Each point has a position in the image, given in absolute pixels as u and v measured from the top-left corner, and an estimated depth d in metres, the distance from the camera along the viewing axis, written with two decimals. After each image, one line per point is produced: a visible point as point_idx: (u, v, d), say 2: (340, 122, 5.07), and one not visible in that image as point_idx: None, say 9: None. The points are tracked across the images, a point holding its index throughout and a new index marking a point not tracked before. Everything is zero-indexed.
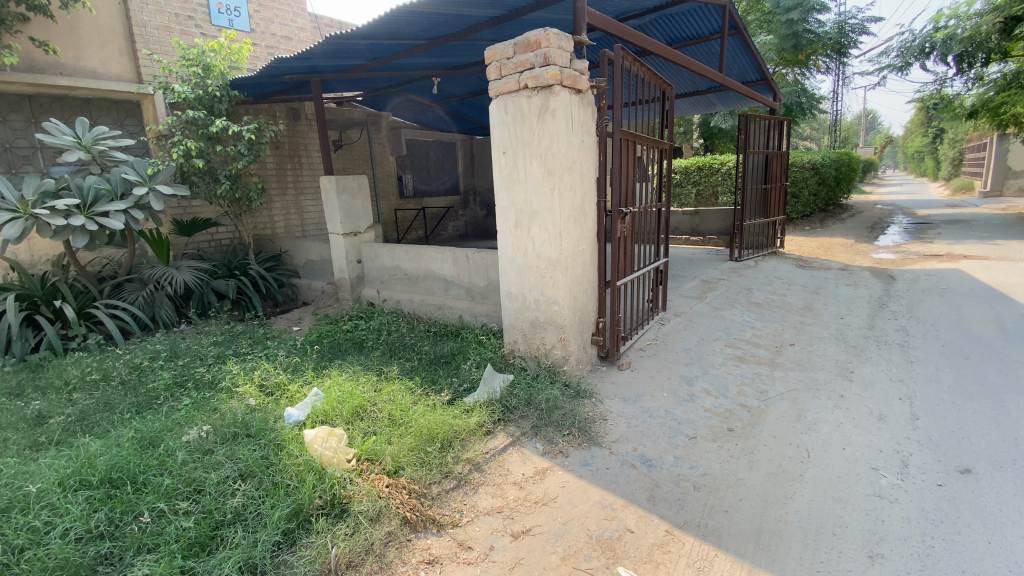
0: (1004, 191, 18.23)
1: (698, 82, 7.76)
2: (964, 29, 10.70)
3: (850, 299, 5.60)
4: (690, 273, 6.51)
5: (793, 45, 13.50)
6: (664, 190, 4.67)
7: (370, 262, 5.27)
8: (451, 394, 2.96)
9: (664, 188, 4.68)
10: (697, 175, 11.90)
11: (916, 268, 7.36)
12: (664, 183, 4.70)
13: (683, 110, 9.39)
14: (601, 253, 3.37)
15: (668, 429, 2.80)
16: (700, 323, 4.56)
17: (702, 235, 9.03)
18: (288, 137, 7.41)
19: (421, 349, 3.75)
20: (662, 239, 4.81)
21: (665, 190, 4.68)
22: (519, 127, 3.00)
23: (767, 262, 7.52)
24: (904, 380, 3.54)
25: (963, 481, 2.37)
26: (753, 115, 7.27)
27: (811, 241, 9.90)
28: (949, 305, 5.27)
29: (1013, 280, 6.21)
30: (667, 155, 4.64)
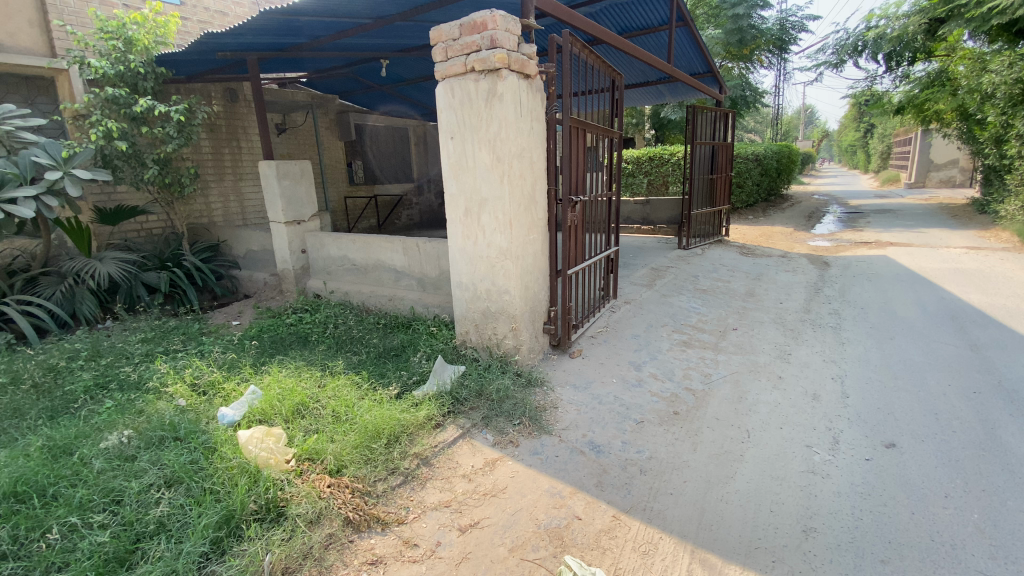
0: (926, 183, 19.69)
1: (648, 73, 7.86)
2: (893, 29, 11.37)
3: (789, 285, 5.87)
4: (640, 261, 6.64)
5: (738, 39, 13.94)
6: (615, 179, 4.70)
7: (316, 252, 5.05)
8: (398, 387, 2.86)
9: (615, 177, 4.71)
10: (648, 165, 12.14)
11: (848, 255, 7.81)
12: (614, 172, 4.72)
13: (634, 100, 9.50)
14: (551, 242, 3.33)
15: (616, 415, 2.82)
16: (649, 310, 4.65)
17: (653, 224, 9.23)
18: (225, 120, 6.97)
19: (369, 342, 3.62)
20: (613, 227, 4.85)
21: (616, 180, 4.71)
22: (466, 112, 2.91)
23: (714, 250, 7.78)
24: (835, 360, 3.74)
25: (888, 455, 2.52)
26: (700, 107, 7.43)
27: (754, 230, 10.33)
28: (877, 289, 5.62)
29: (932, 266, 6.70)
30: (617, 144, 4.67)
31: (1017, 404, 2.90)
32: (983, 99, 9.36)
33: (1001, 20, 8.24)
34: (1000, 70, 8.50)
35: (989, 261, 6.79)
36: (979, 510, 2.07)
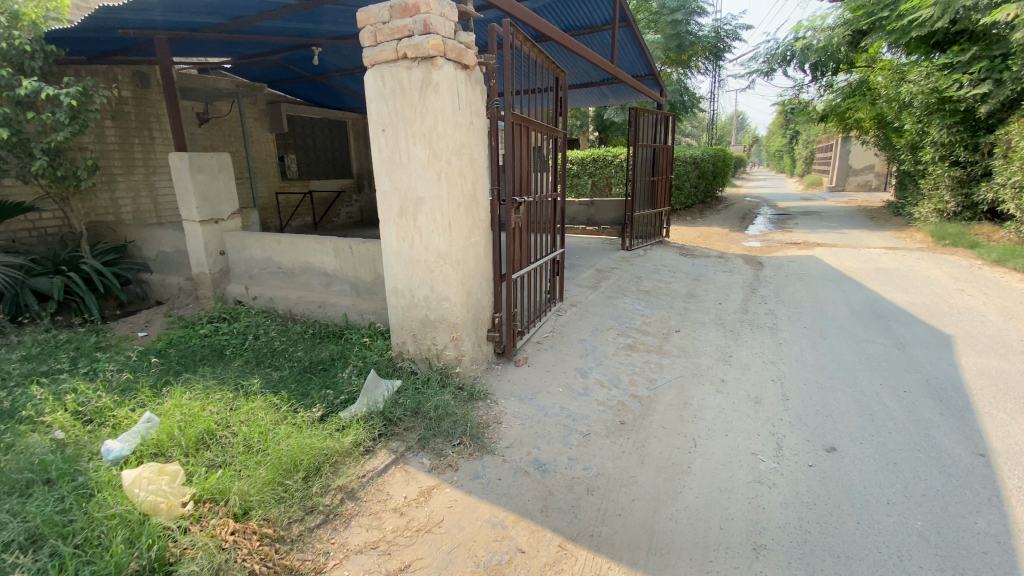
0: (845, 187, 21.19)
1: (591, 74, 7.84)
2: (819, 41, 12.05)
3: (727, 285, 5.99)
4: (585, 263, 6.58)
5: (677, 45, 14.34)
6: (560, 180, 4.56)
7: (237, 254, 4.60)
8: (322, 408, 2.55)
9: (560, 178, 4.57)
10: (592, 166, 12.23)
11: (780, 255, 8.15)
12: (559, 173, 4.57)
13: (578, 101, 9.49)
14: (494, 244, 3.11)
15: (562, 428, 2.65)
16: (594, 313, 4.54)
17: (597, 225, 9.26)
18: (134, 106, 6.28)
19: (293, 356, 3.27)
20: (557, 229, 4.70)
21: (560, 181, 4.58)
22: (399, 102, 2.64)
23: (656, 251, 7.88)
24: (774, 361, 3.76)
25: (830, 460, 2.51)
26: (642, 109, 7.50)
27: (693, 231, 10.62)
28: (808, 289, 5.84)
29: (855, 266, 7.08)
30: (561, 144, 4.53)
31: (942, 403, 3.02)
32: (901, 109, 10.29)
33: (919, 33, 9.02)
34: (918, 80, 9.35)
35: (905, 261, 7.25)
36: (922, 517, 2.08)
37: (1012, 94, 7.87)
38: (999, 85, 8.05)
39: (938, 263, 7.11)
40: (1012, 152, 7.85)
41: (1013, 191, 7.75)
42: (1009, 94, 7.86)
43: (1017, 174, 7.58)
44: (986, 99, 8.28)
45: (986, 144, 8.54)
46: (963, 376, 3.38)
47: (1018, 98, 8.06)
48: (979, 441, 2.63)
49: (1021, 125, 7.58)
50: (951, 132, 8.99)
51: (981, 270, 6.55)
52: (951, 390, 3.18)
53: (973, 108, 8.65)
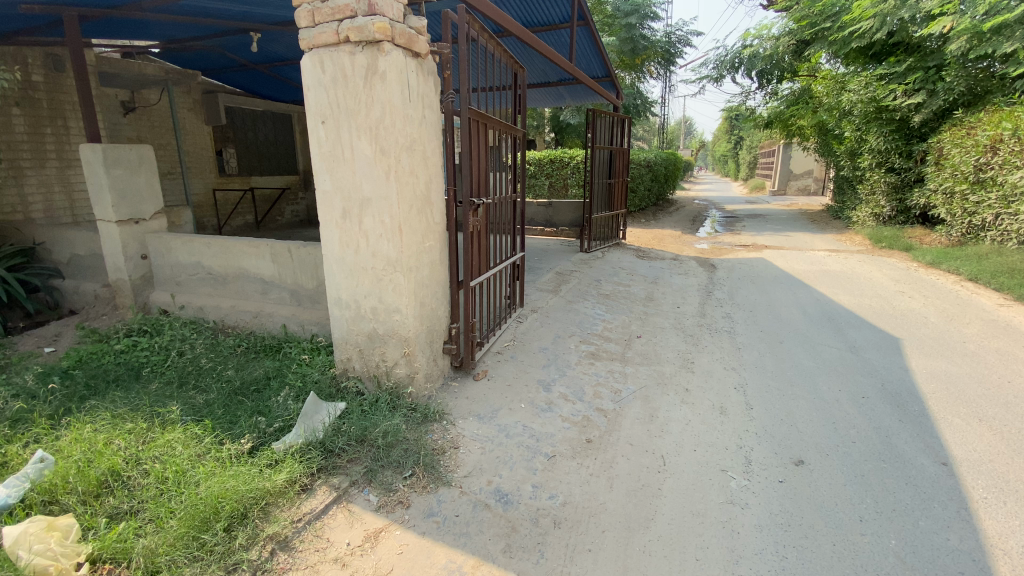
0: (786, 191, 22.21)
1: (549, 73, 7.70)
2: (765, 49, 12.45)
3: (684, 288, 5.99)
4: (544, 266, 6.42)
5: (631, 48, 14.49)
6: (519, 181, 4.35)
7: (161, 258, 4.13)
8: (252, 440, 2.23)
9: (518, 178, 4.36)
10: (550, 168, 12.14)
11: (732, 257, 8.30)
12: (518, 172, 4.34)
13: (534, 101, 9.34)
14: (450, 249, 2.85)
15: (525, 450, 2.43)
16: (555, 319, 4.36)
17: (555, 227, 9.14)
18: (44, 91, 5.60)
19: (223, 376, 2.90)
20: (517, 233, 4.48)
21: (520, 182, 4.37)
22: (341, 92, 2.36)
23: (613, 253, 7.83)
24: (735, 367, 3.70)
25: (800, 474, 2.43)
26: (599, 111, 7.43)
27: (647, 233, 10.71)
28: (761, 291, 5.91)
29: (803, 268, 7.28)
30: (519, 143, 4.33)
31: (901, 410, 3.04)
32: (840, 117, 10.84)
33: (859, 44, 9.63)
34: (857, 90, 9.95)
35: (848, 264, 7.53)
36: (896, 535, 2.03)
37: (943, 104, 8.52)
38: (932, 95, 8.71)
39: (879, 265, 7.42)
40: (943, 159, 8.38)
41: (943, 196, 8.25)
42: (941, 103, 8.51)
43: (947, 180, 8.09)
44: (920, 109, 8.89)
45: (919, 151, 9.08)
46: (916, 380, 3.44)
47: (947, 109, 8.72)
48: (940, 450, 2.64)
49: (951, 134, 8.15)
50: (888, 140, 9.54)
51: (917, 272, 6.88)
52: (906, 396, 3.22)
53: (907, 117, 9.24)
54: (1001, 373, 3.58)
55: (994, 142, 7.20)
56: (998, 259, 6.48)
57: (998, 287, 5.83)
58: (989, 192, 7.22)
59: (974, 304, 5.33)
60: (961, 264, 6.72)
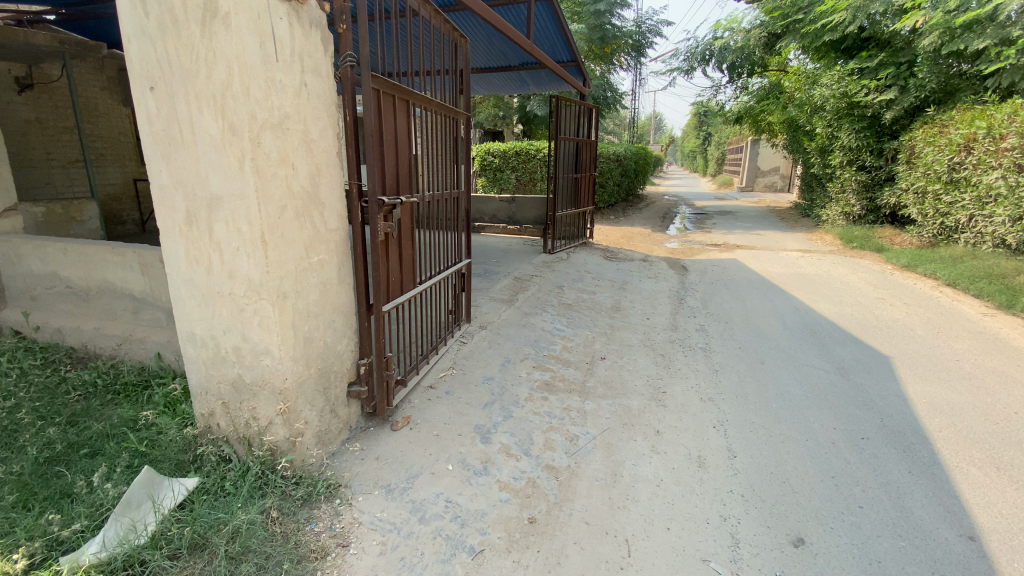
0: (753, 187, 22.14)
1: (510, 56, 7.03)
2: (736, 41, 12.04)
3: (653, 295, 5.44)
4: (501, 269, 5.78)
5: (600, 37, 13.93)
6: (465, 174, 3.67)
7: (13, 267, 3.31)
8: (28, 555, 1.55)
9: (463, 170, 3.68)
10: (515, 161, 11.47)
11: (703, 258, 7.83)
12: (462, 162, 3.66)
13: (496, 89, 8.65)
14: (352, 263, 2.16)
15: (442, 545, 1.78)
16: (507, 338, 3.69)
17: (519, 225, 8.49)
18: None
19: (42, 439, 2.18)
20: (465, 235, 3.79)
21: (466, 175, 3.69)
22: (173, 44, 1.68)
23: (579, 254, 7.26)
24: (713, 398, 3.12)
25: (798, 561, 1.88)
26: (564, 99, 6.78)
27: (616, 231, 10.18)
28: (736, 298, 5.41)
29: (777, 271, 6.85)
30: (462, 128, 3.65)
31: (907, 457, 2.54)
32: (811, 112, 10.41)
33: (832, 36, 9.25)
34: (830, 84, 9.50)
35: (823, 266, 7.15)
36: None
37: (915, 101, 8.25)
38: (904, 92, 8.43)
39: (853, 267, 7.05)
40: (914, 158, 8.10)
41: (915, 196, 7.99)
42: (913, 100, 8.23)
43: (920, 180, 7.82)
44: (891, 106, 8.59)
45: (891, 149, 8.79)
46: (916, 414, 2.95)
47: (918, 107, 8.45)
48: (962, 515, 2.14)
49: (924, 132, 7.87)
50: (859, 137, 9.22)
51: (893, 275, 6.52)
52: (910, 437, 2.72)
53: (879, 113, 8.92)
54: (1006, 401, 3.14)
55: (967, 141, 6.84)
56: (974, 263, 6.17)
57: (978, 293, 5.49)
58: (963, 192, 6.87)
59: (959, 313, 4.93)
60: (937, 267, 6.40)
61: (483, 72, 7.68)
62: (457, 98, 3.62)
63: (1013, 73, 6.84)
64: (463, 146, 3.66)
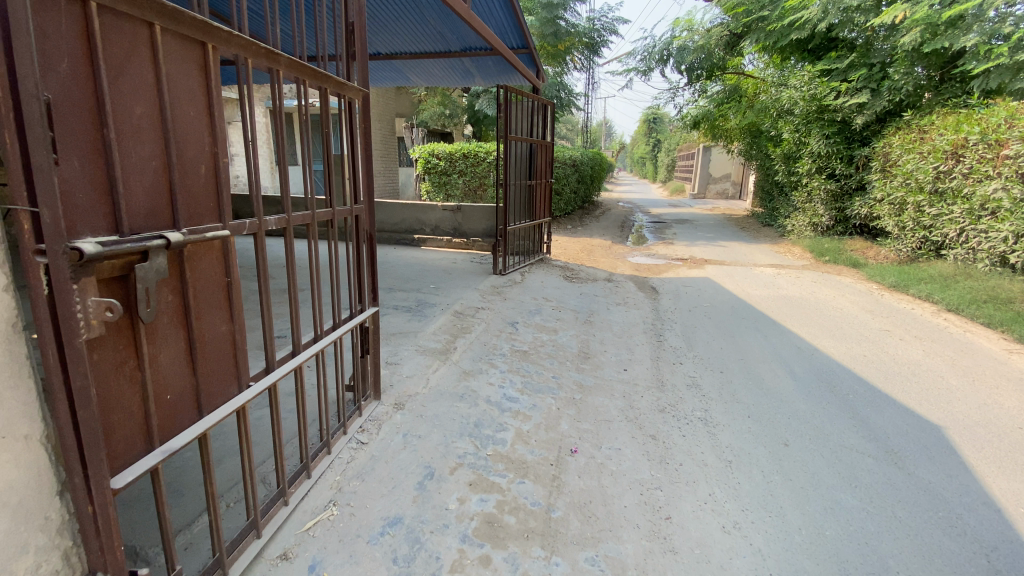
0: (705, 194, 21.93)
1: (449, 38, 5.85)
2: (695, 41, 11.42)
3: (627, 330, 4.40)
4: (438, 299, 4.58)
5: (553, 32, 12.88)
6: (364, 178, 2.37)
7: None
8: None
9: (364, 175, 2.40)
10: (462, 164, 10.30)
11: (672, 276, 6.93)
12: (362, 162, 2.37)
13: (436, 81, 7.43)
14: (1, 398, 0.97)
15: None
16: (434, 423, 2.50)
17: (465, 238, 7.33)
18: None
19: None
20: (371, 270, 2.52)
21: (365, 182, 2.41)
22: None
23: (534, 274, 6.16)
24: (742, 524, 2.07)
25: None
26: (515, 92, 5.69)
27: (575, 243, 9.19)
28: (723, 332, 4.48)
29: (757, 292, 5.99)
30: (360, 110, 2.35)
31: None
32: (777, 117, 9.67)
33: (800, 35, 8.67)
34: (798, 86, 8.89)
35: (805, 285, 6.39)
36: None
37: (887, 105, 7.81)
38: (874, 95, 7.99)
39: (838, 286, 6.33)
40: (890, 166, 7.58)
41: (891, 207, 7.47)
42: (885, 105, 7.79)
43: (898, 190, 7.27)
44: (862, 111, 8.14)
45: (862, 157, 8.26)
46: None
47: (890, 112, 8.00)
48: None
49: (900, 137, 7.40)
50: (829, 143, 8.59)
51: (884, 297, 5.82)
52: None
53: (849, 118, 8.39)
54: None
55: (955, 148, 6.33)
56: (971, 283, 5.55)
57: (985, 321, 4.77)
58: (952, 205, 6.32)
59: (979, 349, 4.16)
60: (930, 287, 5.73)
61: (417, 58, 6.46)
62: (348, 69, 2.35)
63: (1002, 74, 6.40)
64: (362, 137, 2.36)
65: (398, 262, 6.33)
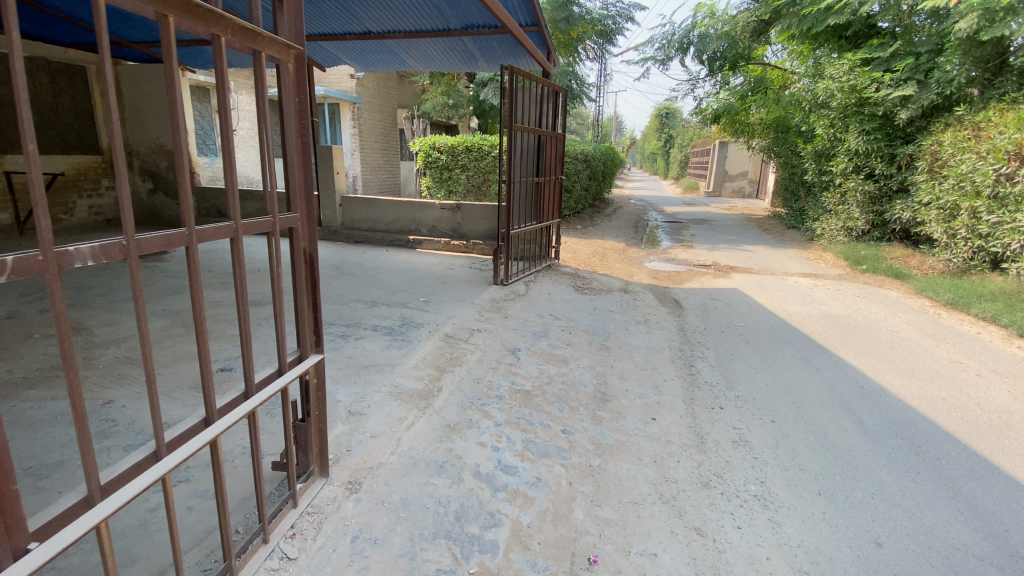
0: (721, 192, 21.04)
1: (447, 14, 5.12)
2: (718, 28, 10.59)
3: (650, 358, 3.71)
4: (427, 316, 3.89)
5: (565, 17, 12.01)
6: (294, 173, 1.64)
7: None
8: None
9: (297, 171, 1.66)
10: (465, 158, 9.58)
11: (695, 286, 6.20)
12: (293, 151, 1.63)
13: (435, 64, 6.69)
14: None
15: None
16: (399, 515, 1.82)
17: (464, 240, 6.63)
18: None
19: None
20: (311, 304, 1.79)
21: (300, 182, 1.68)
22: None
23: (540, 283, 5.47)
24: None
25: None
26: (522, 75, 4.95)
27: (586, 245, 8.47)
28: (765, 361, 3.77)
29: (794, 307, 5.25)
30: (289, 77, 1.60)
31: None
32: (809, 109, 8.89)
33: (837, 20, 7.83)
34: (836, 76, 8.04)
35: (847, 299, 5.65)
36: None
37: (935, 99, 6.92)
38: (922, 87, 7.09)
39: (885, 302, 5.59)
40: (939, 167, 6.76)
41: (939, 212, 6.68)
42: (933, 98, 6.90)
43: (949, 194, 6.44)
44: (906, 105, 7.25)
45: (905, 156, 7.43)
46: None
47: (937, 106, 7.13)
48: None
49: (951, 135, 6.56)
50: (868, 141, 7.74)
51: (941, 316, 5.08)
52: None
53: (892, 113, 7.54)
54: None
55: (1021, 148, 5.53)
56: None
57: None
58: (1016, 212, 5.52)
59: None
60: (997, 307, 4.97)
61: (413, 36, 5.73)
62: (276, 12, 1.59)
63: None
64: (294, 115, 1.62)
65: (388, 268, 5.65)
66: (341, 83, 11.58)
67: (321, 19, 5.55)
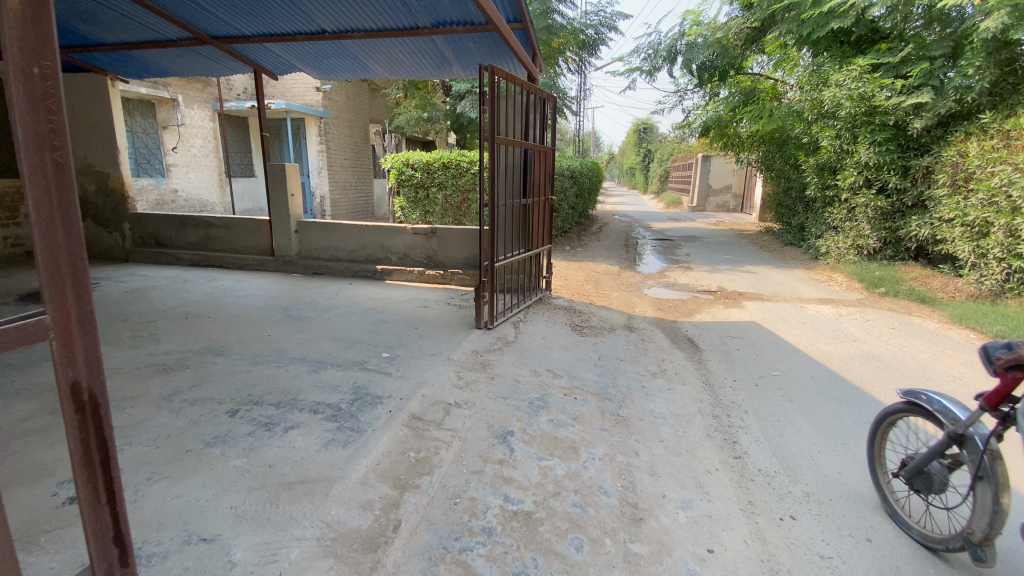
0: (705, 207, 20.52)
1: (416, 9, 4.30)
2: (708, 37, 10.03)
3: (681, 432, 2.85)
4: (388, 383, 2.97)
5: (546, 27, 11.33)
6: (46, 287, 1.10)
7: None
8: None
9: (52, 283, 1.11)
10: (442, 175, 8.74)
11: (708, 319, 5.40)
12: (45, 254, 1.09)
13: (404, 70, 5.85)
14: None
15: None
16: None
17: (441, 270, 5.75)
18: None
19: None
20: (101, 479, 1.23)
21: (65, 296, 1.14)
22: None
23: (531, 324, 4.60)
24: None
25: None
26: (506, 77, 4.15)
27: (576, 271, 7.64)
28: (825, 431, 2.95)
29: (830, 346, 4.47)
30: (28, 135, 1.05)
31: None
32: (812, 119, 8.31)
33: (841, 23, 7.33)
34: (843, 82, 7.45)
35: (882, 333, 4.91)
36: None
37: (953, 107, 6.45)
38: (937, 94, 6.63)
39: (927, 336, 4.87)
40: (962, 180, 6.21)
41: (965, 229, 6.07)
42: (951, 106, 6.42)
43: (977, 211, 5.83)
44: (920, 113, 6.77)
45: (920, 168, 6.88)
46: None
47: (955, 114, 6.63)
48: None
49: (978, 145, 6.02)
50: (880, 152, 7.17)
51: None
52: None
53: (904, 122, 7.03)
54: None
55: None
56: None
57: None
58: None
59: None
60: None
61: (376, 37, 4.89)
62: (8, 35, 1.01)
63: None
64: (45, 198, 1.08)
65: (348, 308, 4.72)
66: (306, 96, 10.66)
67: (264, 16, 4.68)
